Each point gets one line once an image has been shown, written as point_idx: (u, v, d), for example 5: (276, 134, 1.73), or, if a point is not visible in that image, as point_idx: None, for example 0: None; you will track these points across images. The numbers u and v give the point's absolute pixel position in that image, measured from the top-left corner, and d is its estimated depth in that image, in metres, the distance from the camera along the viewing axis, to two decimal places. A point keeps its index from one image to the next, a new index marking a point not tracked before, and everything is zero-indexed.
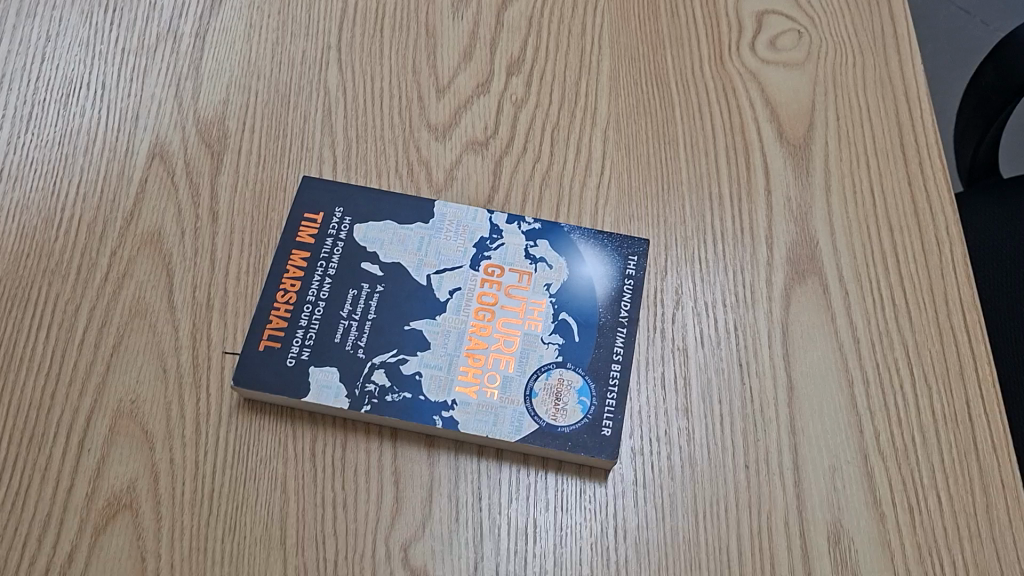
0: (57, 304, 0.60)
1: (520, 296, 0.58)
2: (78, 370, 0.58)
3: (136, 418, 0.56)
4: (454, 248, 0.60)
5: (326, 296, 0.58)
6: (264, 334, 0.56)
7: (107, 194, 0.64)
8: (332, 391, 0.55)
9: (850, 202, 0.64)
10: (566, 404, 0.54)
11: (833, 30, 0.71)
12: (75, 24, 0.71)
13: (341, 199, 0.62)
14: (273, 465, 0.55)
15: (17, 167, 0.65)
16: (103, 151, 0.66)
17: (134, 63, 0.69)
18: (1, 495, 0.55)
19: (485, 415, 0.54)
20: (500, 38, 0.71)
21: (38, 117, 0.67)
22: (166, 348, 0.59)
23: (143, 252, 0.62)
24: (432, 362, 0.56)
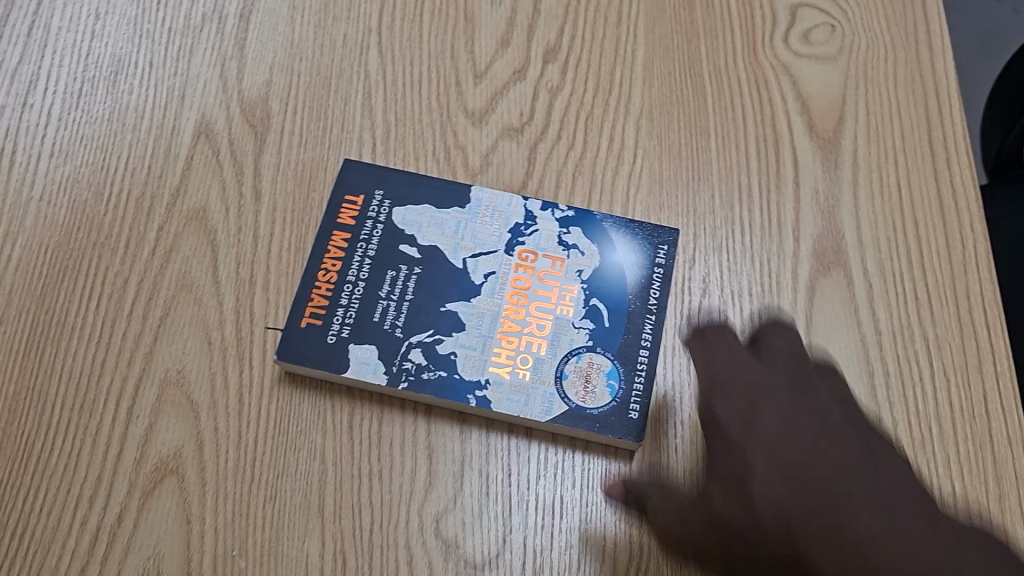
0: (107, 276, 0.63)
1: (553, 281, 0.60)
2: (127, 341, 0.61)
3: (183, 387, 0.59)
4: (489, 232, 0.62)
5: (366, 277, 0.60)
6: (306, 309, 0.59)
7: (154, 171, 0.67)
8: (371, 367, 0.57)
9: (876, 196, 0.66)
10: (595, 387, 0.57)
11: (866, 24, 0.72)
12: (124, 2, 0.73)
13: (380, 181, 0.64)
14: (313, 436, 0.58)
15: (68, 141, 0.67)
16: (150, 128, 0.68)
17: (180, 42, 0.71)
18: (54, 456, 0.58)
19: (516, 395, 0.56)
20: (538, 26, 0.72)
21: (88, 94, 0.69)
22: (211, 321, 0.61)
23: (189, 228, 0.64)
24: (466, 342, 0.58)
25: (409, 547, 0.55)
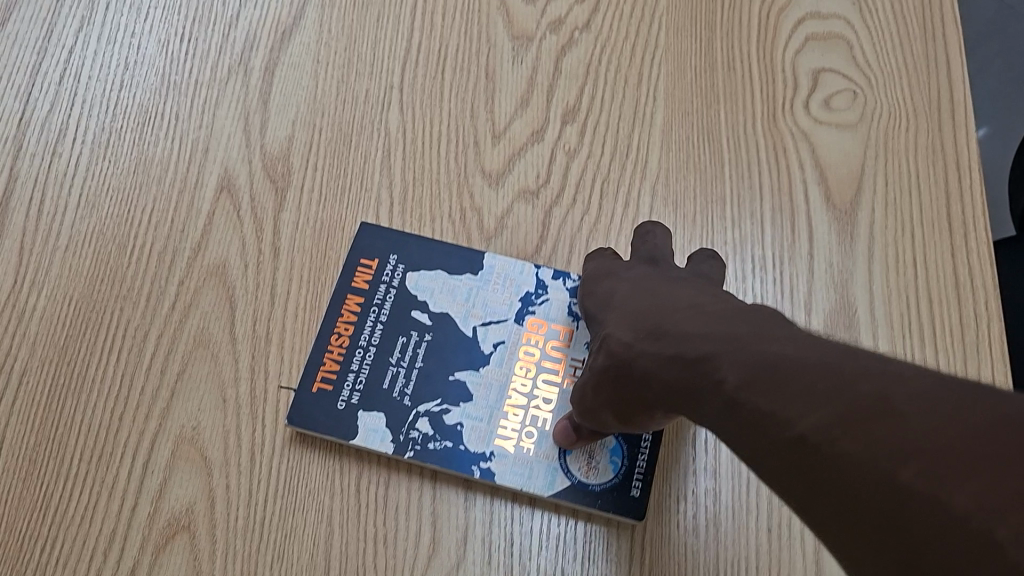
0: (128, 329, 0.64)
1: (561, 353, 0.62)
2: (144, 396, 0.62)
3: (197, 444, 0.61)
4: (500, 300, 0.63)
5: (377, 342, 0.62)
6: (318, 375, 0.60)
7: (176, 225, 0.68)
8: (379, 435, 0.59)
9: (891, 270, 0.65)
10: (598, 464, 0.58)
11: (889, 90, 0.71)
12: (153, 51, 0.74)
13: (395, 245, 0.65)
14: (321, 498, 0.59)
15: (94, 192, 0.69)
16: (174, 181, 0.70)
17: (206, 93, 0.73)
18: (70, 509, 0.59)
19: (520, 467, 0.58)
20: (558, 85, 0.72)
21: (115, 145, 0.71)
22: (226, 378, 0.63)
23: (209, 283, 0.66)
24: (473, 413, 0.59)
25: None
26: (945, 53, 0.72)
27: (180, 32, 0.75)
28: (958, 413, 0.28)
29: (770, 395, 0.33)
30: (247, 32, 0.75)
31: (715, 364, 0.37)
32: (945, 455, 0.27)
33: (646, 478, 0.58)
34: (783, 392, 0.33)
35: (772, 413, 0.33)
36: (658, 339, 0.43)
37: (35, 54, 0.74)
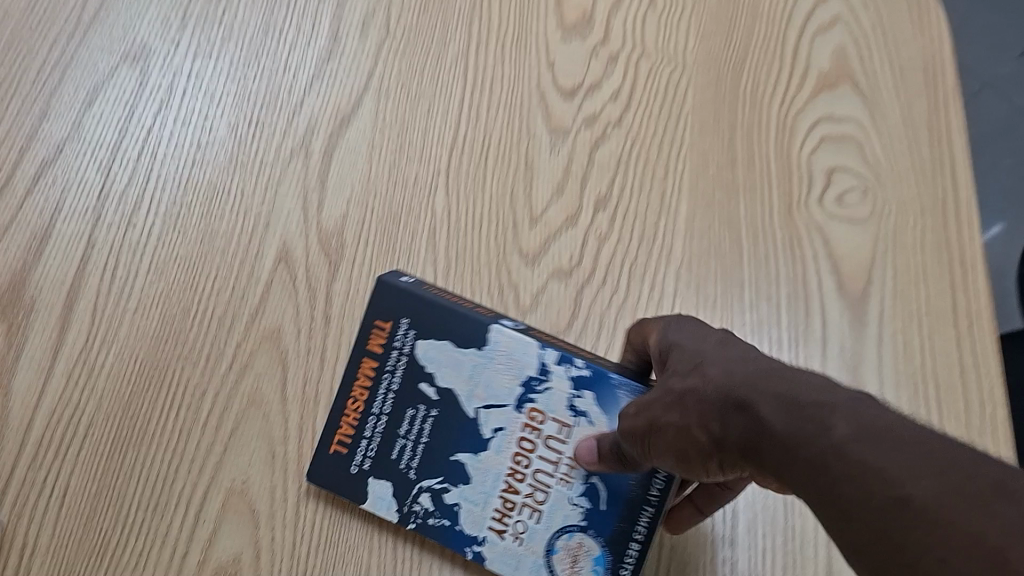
0: (187, 388, 0.70)
1: (556, 449, 0.64)
2: (200, 450, 0.68)
3: (246, 496, 0.67)
4: (503, 382, 0.64)
5: (388, 411, 0.66)
6: (337, 437, 0.66)
7: (236, 293, 0.74)
8: (385, 502, 0.65)
9: (898, 359, 0.71)
10: (580, 569, 0.63)
11: (898, 189, 0.77)
12: (224, 133, 0.81)
13: (408, 309, 0.66)
14: (360, 551, 0.66)
15: (163, 260, 0.75)
16: (237, 252, 0.76)
17: (271, 173, 0.79)
18: (129, 553, 0.66)
19: (507, 557, 0.64)
20: (591, 174, 0.79)
21: (184, 217, 0.77)
22: (275, 437, 0.68)
23: (263, 347, 0.71)
24: (470, 496, 0.64)
25: None
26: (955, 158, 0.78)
27: (250, 117, 0.81)
28: (989, 498, 0.34)
29: (806, 466, 0.40)
30: (309, 117, 0.81)
31: (752, 387, 0.44)
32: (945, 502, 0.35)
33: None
34: (806, 419, 0.40)
35: (802, 436, 0.40)
36: (697, 373, 0.48)
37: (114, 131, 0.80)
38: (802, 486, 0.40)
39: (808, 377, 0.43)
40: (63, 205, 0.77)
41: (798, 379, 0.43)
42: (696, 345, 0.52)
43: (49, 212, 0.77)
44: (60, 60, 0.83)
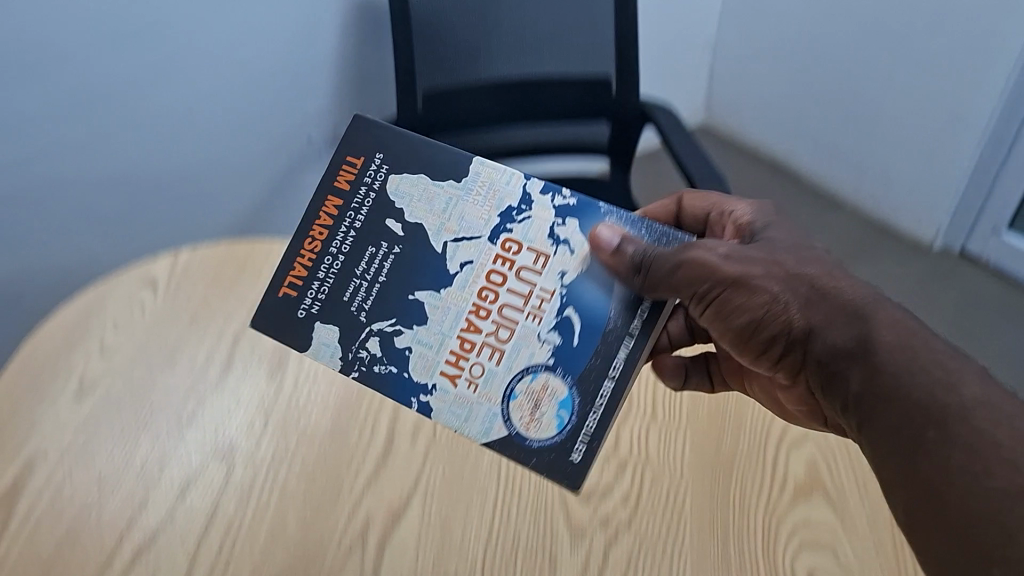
0: (188, 350, 0.77)
1: (531, 281, 0.57)
2: (192, 384, 0.74)
3: (229, 389, 0.73)
4: (477, 214, 0.59)
5: (347, 251, 0.60)
6: (286, 308, 0.60)
7: (252, 303, 0.81)
8: (330, 349, 0.59)
9: None
10: (542, 417, 0.56)
11: None
12: (214, 323, 0.79)
13: (384, 142, 0.61)
14: (299, 409, 0.72)
15: (135, 357, 0.76)
16: (236, 337, 0.78)
17: (262, 300, 0.81)
18: (96, 465, 0.68)
19: (458, 408, 0.57)
20: None
21: (156, 363, 0.76)
22: (289, 354, 0.76)
23: (263, 347, 0.77)
24: (423, 339, 0.58)
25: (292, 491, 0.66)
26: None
27: (227, 298, 0.82)
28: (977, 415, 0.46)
29: (894, 414, 0.49)
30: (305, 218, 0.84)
31: (783, 257, 0.57)
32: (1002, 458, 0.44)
33: (613, 395, 0.56)
34: (894, 357, 0.50)
35: (898, 386, 0.49)
36: (733, 251, 0.57)
37: (167, 298, 0.82)
38: (895, 443, 0.49)
39: (882, 306, 0.53)
40: (108, 335, 0.78)
41: (863, 296, 0.54)
42: (767, 270, 0.56)
43: (89, 362, 0.76)
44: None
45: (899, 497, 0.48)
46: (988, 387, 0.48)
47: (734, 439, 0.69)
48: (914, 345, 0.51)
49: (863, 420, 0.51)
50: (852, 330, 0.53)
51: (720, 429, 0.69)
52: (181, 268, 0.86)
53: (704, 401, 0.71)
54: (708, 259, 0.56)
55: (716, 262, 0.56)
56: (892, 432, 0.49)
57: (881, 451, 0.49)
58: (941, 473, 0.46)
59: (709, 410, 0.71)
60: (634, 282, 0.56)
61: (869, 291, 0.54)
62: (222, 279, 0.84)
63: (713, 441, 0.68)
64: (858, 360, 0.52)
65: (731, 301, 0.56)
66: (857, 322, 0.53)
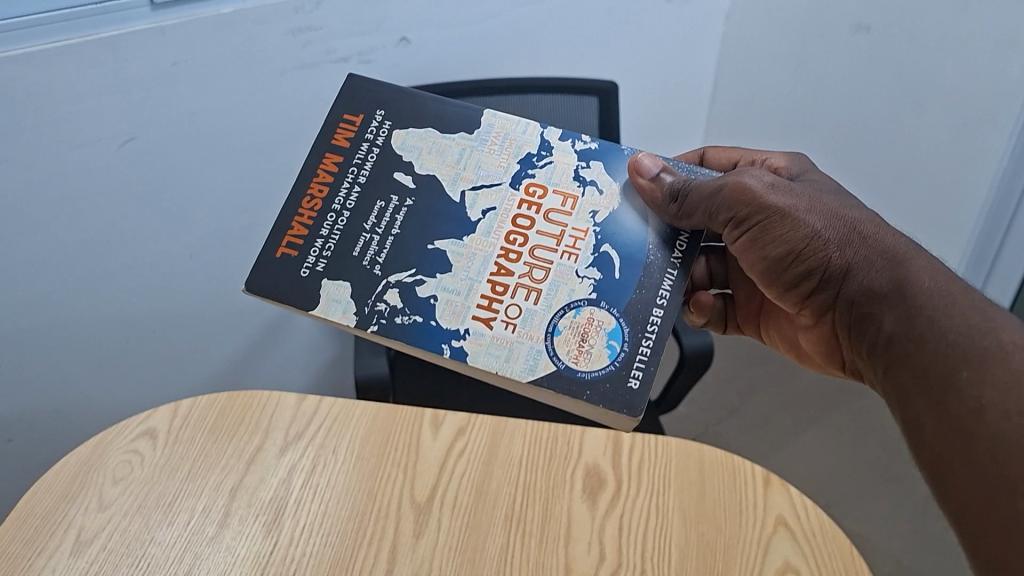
0: (183, 506, 0.65)
1: (561, 222, 0.60)
2: (196, 521, 0.64)
3: (257, 496, 0.66)
4: (495, 163, 0.62)
5: (352, 206, 0.61)
6: (286, 267, 0.59)
7: (242, 481, 0.67)
8: (341, 306, 0.58)
9: None
10: (590, 349, 0.56)
11: None
12: (219, 491, 0.66)
13: (382, 101, 0.64)
14: (335, 463, 0.68)
15: (184, 522, 0.64)
16: (236, 489, 0.66)
17: (263, 480, 0.67)
18: (136, 544, 0.62)
19: (497, 350, 0.56)
20: None
21: (187, 508, 0.65)
22: (293, 494, 0.66)
23: (296, 446, 0.69)
24: (449, 287, 0.58)
25: (340, 523, 0.64)
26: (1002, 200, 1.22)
27: (250, 471, 0.67)
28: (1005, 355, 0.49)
29: (921, 355, 0.53)
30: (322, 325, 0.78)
31: (830, 200, 0.61)
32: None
33: (662, 324, 0.58)
34: (923, 295, 0.54)
35: (930, 321, 0.53)
36: (776, 184, 0.62)
37: (167, 454, 0.69)
38: (921, 379, 0.52)
39: (916, 255, 0.56)
40: (108, 488, 0.66)
41: (905, 242, 0.58)
42: (808, 208, 0.61)
43: (87, 519, 0.64)
44: (262, 12, 0.98)
45: (927, 432, 0.51)
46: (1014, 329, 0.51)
47: (706, 481, 0.68)
48: (954, 286, 0.54)
49: (891, 357, 0.55)
50: (893, 268, 0.56)
51: (694, 475, 0.68)
52: (181, 416, 0.72)
53: (673, 443, 0.71)
54: (752, 186, 0.61)
55: (760, 191, 0.61)
56: (919, 367, 0.53)
57: (907, 386, 0.53)
58: (971, 412, 0.49)
59: (678, 449, 0.70)
60: (668, 211, 0.60)
61: (906, 242, 0.58)
62: (222, 428, 0.71)
63: (692, 489, 0.67)
64: (889, 303, 0.56)
65: (768, 232, 0.61)
66: (899, 261, 0.57)
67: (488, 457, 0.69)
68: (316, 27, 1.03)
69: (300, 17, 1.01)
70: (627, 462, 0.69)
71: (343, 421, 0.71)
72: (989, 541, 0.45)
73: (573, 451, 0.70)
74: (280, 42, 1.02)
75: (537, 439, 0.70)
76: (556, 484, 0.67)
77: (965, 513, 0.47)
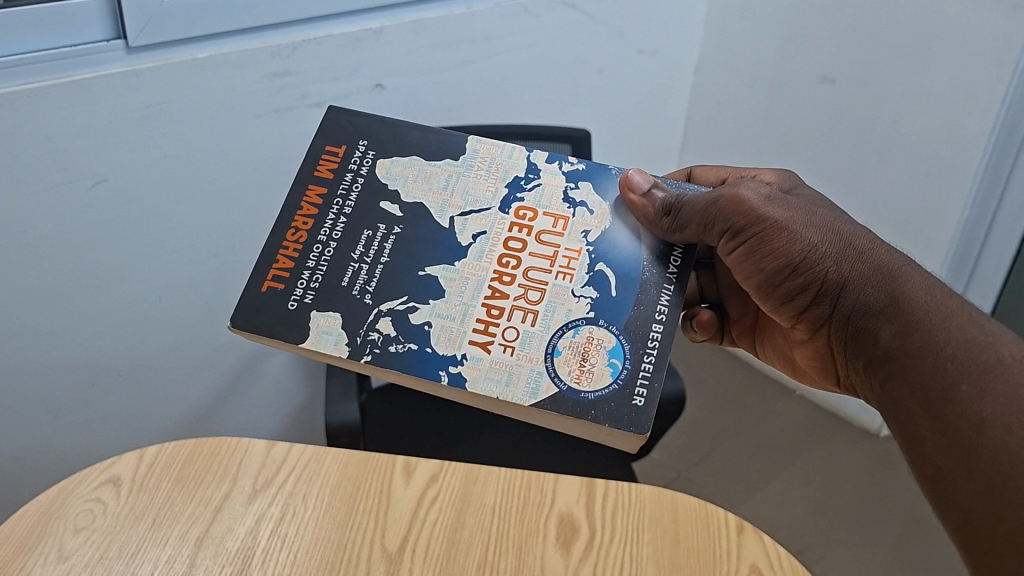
0: (147, 555, 0.64)
1: (553, 242, 0.61)
2: (161, 566, 0.63)
3: (223, 542, 0.65)
4: (483, 188, 0.63)
5: (339, 237, 0.61)
6: (273, 301, 0.59)
7: (208, 526, 0.66)
8: (333, 338, 0.58)
9: None
10: (590, 369, 0.56)
11: None
12: (184, 538, 0.65)
13: (364, 131, 0.65)
14: (300, 507, 0.68)
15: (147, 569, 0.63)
16: (202, 534, 0.65)
17: (229, 526, 0.66)
18: None
19: (496, 375, 0.56)
20: None
21: (150, 554, 0.64)
22: (259, 538, 0.66)
23: (264, 491, 0.69)
24: (444, 313, 0.58)
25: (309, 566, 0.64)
26: (970, 220, 1.41)
27: (216, 516, 0.67)
28: (1001, 369, 0.51)
29: (914, 368, 0.54)
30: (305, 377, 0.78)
31: (823, 213, 0.64)
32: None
33: (661, 340, 0.58)
34: (918, 308, 0.56)
35: (925, 335, 0.55)
36: (772, 198, 0.64)
37: (132, 503, 0.68)
38: (916, 392, 0.54)
39: (911, 269, 0.58)
40: (70, 537, 0.65)
41: (898, 256, 0.60)
42: (804, 220, 0.63)
43: (47, 570, 0.62)
44: (238, 57, 1.08)
45: (928, 444, 0.52)
46: (1009, 343, 0.53)
47: (680, 528, 0.69)
48: (948, 299, 0.56)
49: (887, 371, 0.56)
50: (887, 282, 0.58)
51: (667, 524, 0.69)
52: (146, 464, 0.71)
53: (647, 492, 0.72)
54: (749, 199, 0.63)
55: (756, 204, 0.63)
56: (916, 379, 0.54)
57: (904, 397, 0.55)
58: (973, 425, 0.50)
59: (651, 497, 0.71)
60: (660, 225, 0.62)
61: (901, 256, 0.60)
62: (191, 475, 0.70)
63: (666, 536, 0.68)
64: (881, 315, 0.58)
65: (764, 243, 0.63)
66: (892, 275, 0.58)
67: (460, 501, 0.70)
68: (292, 72, 1.14)
69: (275, 62, 1.11)
70: (600, 509, 0.70)
71: (313, 468, 0.72)
72: (988, 555, 0.48)
73: (545, 499, 0.70)
74: (256, 87, 1.11)
75: (510, 486, 0.71)
76: (529, 533, 0.67)
77: (966, 527, 0.49)
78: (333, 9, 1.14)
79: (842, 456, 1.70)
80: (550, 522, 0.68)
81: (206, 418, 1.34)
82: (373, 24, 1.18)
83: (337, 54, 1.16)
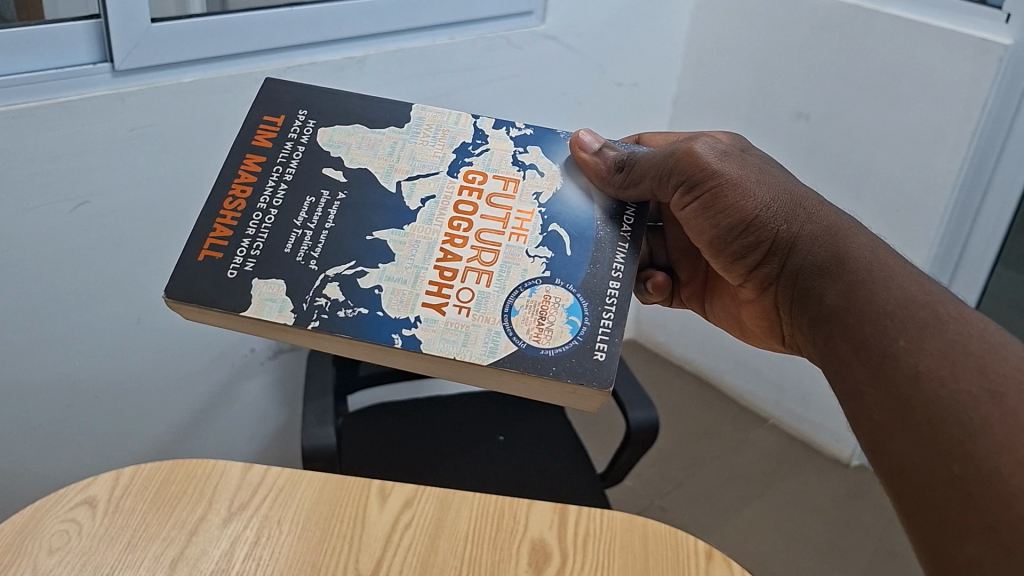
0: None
1: (505, 204, 0.64)
2: None
3: (199, 564, 0.65)
4: (430, 154, 0.66)
5: (279, 205, 0.62)
6: (212, 270, 0.59)
7: (183, 548, 0.66)
8: (276, 305, 0.58)
9: None
10: (550, 327, 0.58)
11: None
12: (159, 558, 0.65)
13: (304, 102, 0.67)
14: (276, 529, 0.68)
15: None
16: (178, 556, 0.65)
17: (204, 546, 0.66)
18: None
19: (451, 335, 0.57)
20: None
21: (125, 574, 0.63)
22: (236, 560, 0.65)
23: (240, 513, 0.69)
24: (394, 276, 0.59)
25: None
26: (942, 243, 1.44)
27: (193, 536, 0.67)
28: (935, 324, 0.53)
29: (857, 322, 0.56)
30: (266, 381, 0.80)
31: (772, 171, 0.67)
32: (961, 355, 0.50)
33: (619, 296, 0.60)
34: (859, 269, 0.58)
35: (868, 292, 0.56)
36: (724, 154, 0.67)
37: (107, 524, 0.67)
38: (856, 345, 0.55)
39: (857, 235, 0.61)
40: (44, 558, 0.64)
41: (844, 222, 0.62)
42: (755, 178, 0.66)
43: None
44: (221, 83, 1.09)
45: (864, 397, 0.53)
46: (947, 301, 0.54)
47: (651, 554, 0.70)
48: (887, 262, 0.58)
49: (830, 327, 0.58)
50: (833, 244, 0.60)
51: (639, 549, 0.70)
52: (122, 486, 0.71)
53: (618, 517, 0.73)
54: (703, 154, 0.67)
55: (709, 159, 0.66)
56: (858, 337, 0.55)
57: (844, 353, 0.56)
58: (910, 378, 0.51)
59: (623, 524, 0.72)
60: (613, 182, 0.65)
61: (849, 221, 0.62)
62: (167, 498, 0.70)
63: (637, 562, 0.69)
64: (827, 272, 0.60)
65: (716, 199, 0.66)
66: (838, 238, 0.61)
67: (434, 527, 0.70)
68: None
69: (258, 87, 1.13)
70: (573, 536, 0.70)
71: (289, 491, 0.72)
72: (919, 501, 0.48)
73: (519, 526, 0.71)
74: (237, 110, 1.13)
75: (482, 512, 0.72)
76: (502, 559, 0.68)
77: (899, 476, 0.49)
78: (321, 37, 1.16)
79: (815, 486, 1.71)
80: (523, 549, 0.69)
81: (177, 442, 1.33)
82: (357, 52, 1.20)
83: (320, 78, 1.18)
